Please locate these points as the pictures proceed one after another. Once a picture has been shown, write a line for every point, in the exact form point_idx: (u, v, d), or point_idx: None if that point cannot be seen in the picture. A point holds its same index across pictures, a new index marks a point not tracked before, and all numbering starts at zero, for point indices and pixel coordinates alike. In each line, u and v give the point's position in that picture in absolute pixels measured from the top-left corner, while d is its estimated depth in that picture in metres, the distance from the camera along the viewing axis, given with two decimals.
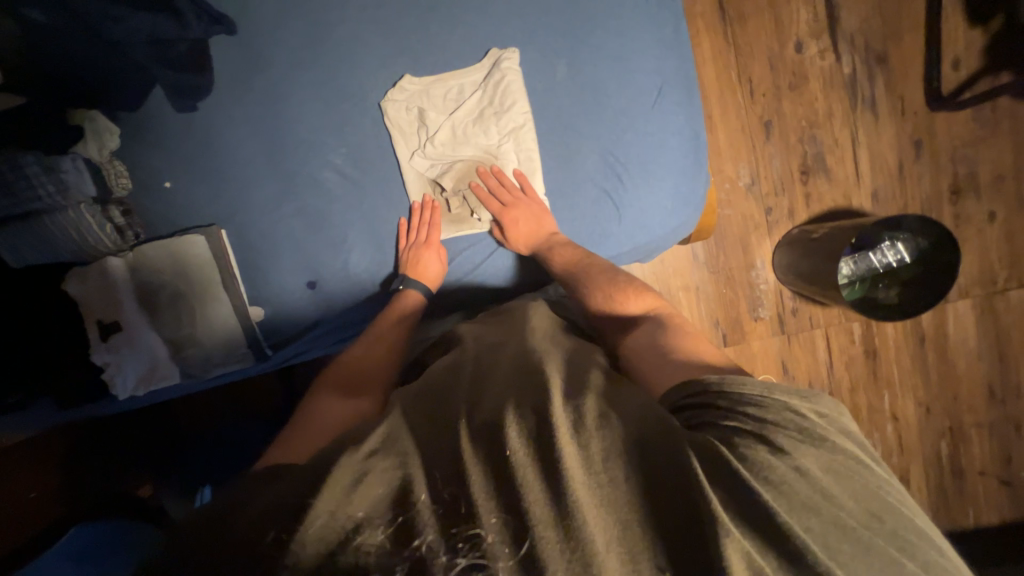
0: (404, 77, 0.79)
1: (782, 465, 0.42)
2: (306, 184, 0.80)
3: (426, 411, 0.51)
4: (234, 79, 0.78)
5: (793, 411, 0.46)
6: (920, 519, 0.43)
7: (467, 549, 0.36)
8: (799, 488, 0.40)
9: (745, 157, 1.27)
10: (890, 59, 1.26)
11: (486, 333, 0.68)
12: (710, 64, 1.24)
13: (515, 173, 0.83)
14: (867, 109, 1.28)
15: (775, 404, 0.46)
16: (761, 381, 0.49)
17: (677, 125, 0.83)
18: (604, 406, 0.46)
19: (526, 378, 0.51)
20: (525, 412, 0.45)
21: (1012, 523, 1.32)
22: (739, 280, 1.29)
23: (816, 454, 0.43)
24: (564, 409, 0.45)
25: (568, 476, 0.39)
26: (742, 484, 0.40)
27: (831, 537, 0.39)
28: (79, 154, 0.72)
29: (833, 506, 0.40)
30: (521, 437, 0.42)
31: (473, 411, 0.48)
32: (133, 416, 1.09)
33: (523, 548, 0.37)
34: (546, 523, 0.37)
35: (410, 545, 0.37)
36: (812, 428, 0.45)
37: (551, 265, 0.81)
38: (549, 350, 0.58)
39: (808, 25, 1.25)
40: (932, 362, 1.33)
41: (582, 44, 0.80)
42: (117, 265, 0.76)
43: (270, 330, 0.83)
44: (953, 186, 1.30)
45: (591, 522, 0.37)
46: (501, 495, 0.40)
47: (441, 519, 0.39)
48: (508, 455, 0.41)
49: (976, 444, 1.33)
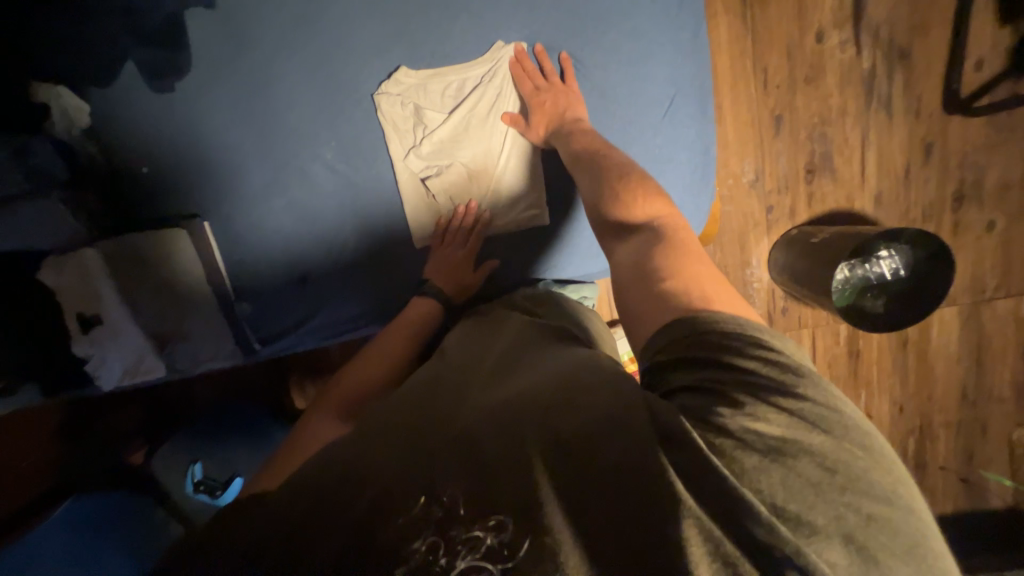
0: (400, 69, 0.74)
1: (735, 425, 0.40)
2: (296, 176, 0.77)
3: (407, 411, 0.51)
4: (214, 53, 0.72)
5: (760, 363, 0.43)
6: (882, 462, 0.40)
7: (465, 552, 0.39)
8: (751, 451, 0.39)
9: (752, 152, 1.23)
10: (913, 55, 1.20)
11: (471, 336, 0.68)
12: (725, 50, 1.17)
13: (561, 57, 0.75)
14: (882, 108, 1.23)
15: (751, 362, 0.43)
16: (731, 318, 0.46)
17: (688, 139, 0.80)
18: (577, 402, 0.45)
19: (515, 384, 0.51)
20: (499, 418, 0.46)
21: (965, 514, 1.41)
22: (733, 277, 1.29)
23: (780, 412, 0.41)
24: (539, 415, 0.45)
25: (541, 480, 0.41)
26: (697, 454, 0.39)
27: (780, 496, 0.38)
28: (48, 135, 0.69)
29: (788, 472, 0.38)
30: (498, 438, 0.44)
31: (459, 419, 0.47)
32: (120, 395, 1.08)
33: (523, 547, 0.38)
34: (533, 526, 0.39)
35: (411, 548, 0.39)
36: (776, 377, 0.42)
37: (564, 144, 0.72)
38: (532, 351, 0.58)
39: (832, 13, 1.17)
40: (912, 364, 1.36)
41: (594, 44, 0.76)
42: (94, 257, 0.73)
43: (258, 324, 0.81)
44: (956, 193, 1.28)
45: (571, 524, 0.39)
46: (489, 495, 0.41)
47: (439, 521, 0.40)
48: (486, 458, 0.42)
49: (942, 441, 1.39)
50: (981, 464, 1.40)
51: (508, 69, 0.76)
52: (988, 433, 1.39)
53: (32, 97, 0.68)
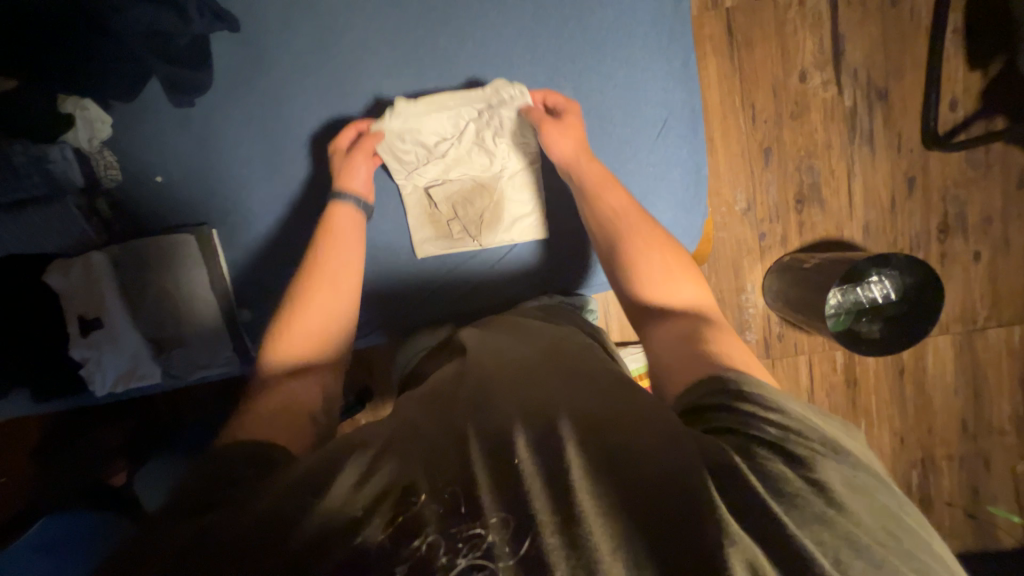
0: (399, 104, 0.77)
1: (795, 477, 0.40)
2: (304, 190, 0.80)
3: (435, 413, 0.51)
4: (236, 75, 0.77)
5: (819, 426, 0.45)
6: (939, 549, 0.40)
7: (466, 550, 0.36)
8: (812, 501, 0.39)
9: (743, 181, 1.28)
10: (891, 95, 1.28)
11: (491, 336, 0.69)
12: (714, 87, 1.25)
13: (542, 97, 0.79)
14: (865, 143, 1.29)
15: (801, 418, 0.45)
16: (786, 391, 0.48)
17: (680, 158, 0.84)
18: (609, 416, 0.46)
19: (539, 388, 0.52)
20: (535, 425, 0.45)
21: (975, 554, 1.36)
22: (728, 302, 1.31)
23: (837, 468, 0.41)
24: (568, 422, 0.45)
25: (573, 488, 0.39)
26: (749, 497, 0.38)
27: (843, 552, 0.36)
28: (67, 143, 0.71)
29: (848, 521, 0.38)
30: (530, 447, 0.43)
31: (483, 418, 0.47)
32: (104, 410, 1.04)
33: (523, 546, 0.36)
34: (550, 526, 0.37)
35: (410, 544, 0.37)
36: (835, 446, 0.43)
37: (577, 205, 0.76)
38: (555, 361, 0.58)
39: (813, 56, 1.26)
40: (910, 393, 1.36)
41: (591, 69, 0.81)
42: (100, 261, 0.74)
43: (258, 334, 0.82)
44: (941, 225, 1.32)
45: (596, 530, 0.37)
46: (507, 496, 0.39)
47: (442, 518, 0.38)
48: (514, 459, 0.42)
49: (946, 475, 1.36)
50: (987, 500, 1.37)
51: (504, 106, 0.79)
52: (991, 467, 1.37)
53: (59, 107, 0.69)
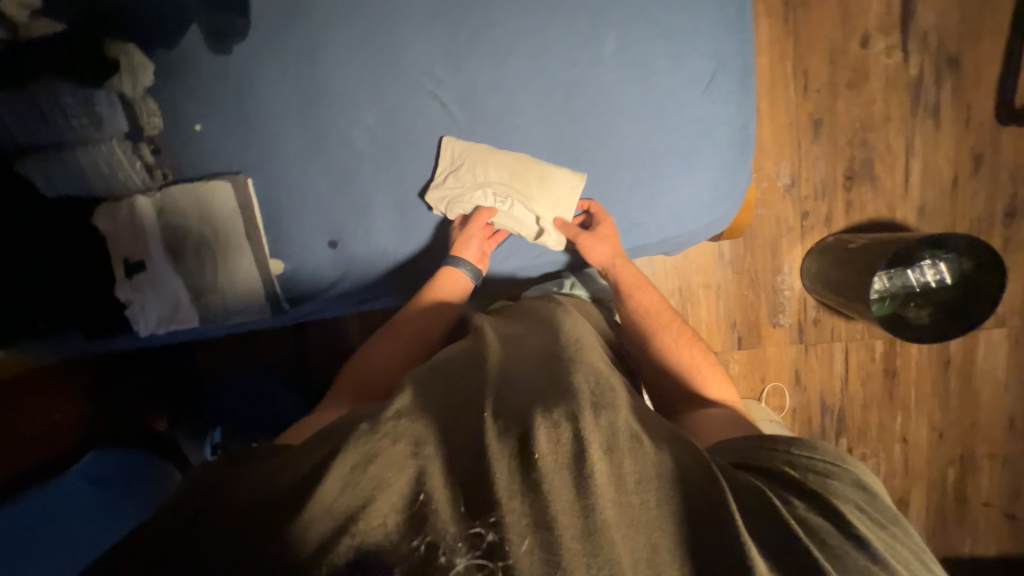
0: (450, 137, 0.80)
1: (838, 533, 0.41)
2: (336, 145, 0.80)
3: (445, 392, 0.50)
4: (273, 25, 0.76)
5: (857, 484, 0.47)
6: None
7: (466, 549, 0.37)
8: (857, 557, 0.40)
9: (788, 155, 1.20)
10: (964, 62, 1.17)
11: (506, 323, 0.68)
12: (765, 51, 1.17)
13: (588, 202, 0.83)
14: (929, 116, 1.19)
15: (839, 476, 0.47)
16: (832, 450, 0.49)
17: (726, 114, 0.81)
18: (636, 426, 0.46)
19: (557, 379, 0.50)
20: (558, 419, 0.44)
21: (1009, 557, 1.30)
22: (763, 283, 1.25)
23: (873, 529, 0.43)
24: (591, 418, 0.44)
25: (595, 497, 0.39)
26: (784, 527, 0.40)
27: None
28: (114, 89, 0.72)
29: None
30: (552, 444, 0.41)
31: (502, 402, 0.46)
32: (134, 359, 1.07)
33: (523, 545, 0.37)
34: (572, 533, 0.37)
35: (413, 540, 0.37)
36: (871, 509, 0.45)
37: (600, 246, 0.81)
38: (582, 356, 0.55)
39: (878, 18, 1.16)
40: (955, 387, 1.28)
41: (638, 16, 0.77)
42: (144, 205, 0.77)
43: (288, 286, 0.85)
44: (1008, 208, 1.22)
45: (615, 536, 0.38)
46: (526, 496, 0.39)
47: (462, 520, 0.38)
48: (535, 458, 0.40)
49: (985, 475, 1.29)
50: None
51: (558, 181, 0.82)
52: None
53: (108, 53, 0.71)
